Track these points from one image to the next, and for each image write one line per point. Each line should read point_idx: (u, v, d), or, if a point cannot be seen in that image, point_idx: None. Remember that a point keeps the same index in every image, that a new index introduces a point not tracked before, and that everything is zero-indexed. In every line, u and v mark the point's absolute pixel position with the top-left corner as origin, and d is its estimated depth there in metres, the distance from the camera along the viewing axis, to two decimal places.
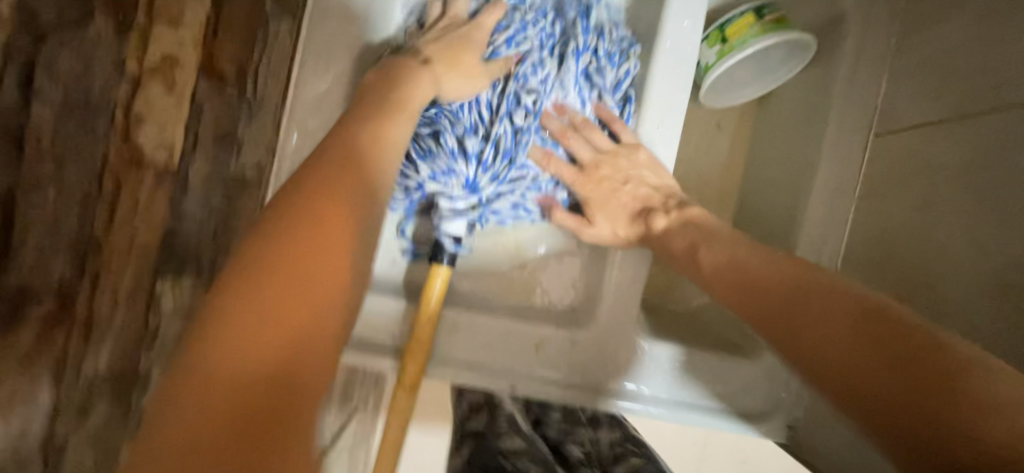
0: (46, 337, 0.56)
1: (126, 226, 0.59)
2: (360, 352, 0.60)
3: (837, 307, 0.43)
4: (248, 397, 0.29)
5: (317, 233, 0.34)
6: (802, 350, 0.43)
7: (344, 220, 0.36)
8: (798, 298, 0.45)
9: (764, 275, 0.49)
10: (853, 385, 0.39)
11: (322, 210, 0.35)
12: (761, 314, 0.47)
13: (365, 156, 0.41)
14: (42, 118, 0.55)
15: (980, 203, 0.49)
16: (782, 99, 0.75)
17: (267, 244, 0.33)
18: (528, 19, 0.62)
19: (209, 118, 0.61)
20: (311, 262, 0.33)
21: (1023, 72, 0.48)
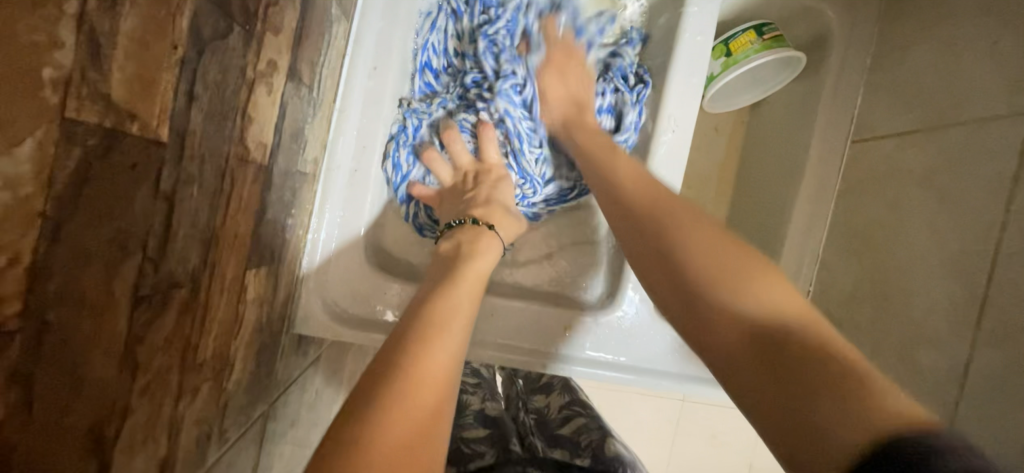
0: (174, 373, 0.36)
1: (235, 218, 0.40)
2: (381, 332, 0.64)
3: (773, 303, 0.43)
4: (414, 436, 0.40)
5: (431, 331, 0.47)
6: (695, 286, 0.47)
7: (452, 318, 0.50)
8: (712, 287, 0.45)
9: (694, 271, 0.47)
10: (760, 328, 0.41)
11: (434, 328, 0.48)
12: (642, 265, 0.53)
13: (466, 280, 0.54)
14: (192, 124, 0.31)
15: (941, 202, 0.59)
16: (772, 106, 0.85)
17: (398, 351, 0.45)
18: (541, 26, 0.72)
19: (289, 115, 0.47)
20: (427, 349, 0.46)
21: (975, 95, 0.58)
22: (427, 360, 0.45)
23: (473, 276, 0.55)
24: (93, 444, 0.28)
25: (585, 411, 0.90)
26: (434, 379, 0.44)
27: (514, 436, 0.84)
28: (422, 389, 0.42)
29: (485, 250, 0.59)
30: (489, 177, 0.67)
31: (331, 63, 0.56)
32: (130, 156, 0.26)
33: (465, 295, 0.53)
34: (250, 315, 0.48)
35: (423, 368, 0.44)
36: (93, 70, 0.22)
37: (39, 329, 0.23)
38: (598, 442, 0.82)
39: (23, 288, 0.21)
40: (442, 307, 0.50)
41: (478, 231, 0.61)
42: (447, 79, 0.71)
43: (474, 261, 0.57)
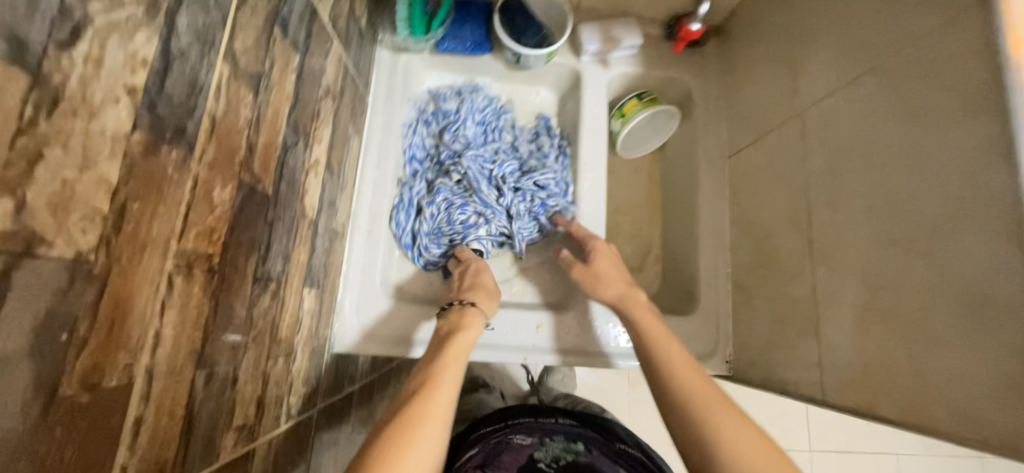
0: (265, 339, 0.59)
1: (298, 250, 0.66)
2: (400, 345, 0.88)
3: (727, 436, 0.60)
4: None
5: (424, 408, 0.59)
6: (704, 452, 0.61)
7: (439, 398, 0.62)
8: (721, 449, 0.59)
9: (691, 409, 0.64)
10: None
11: (425, 407, 0.60)
12: (726, 445, 0.59)
13: (450, 362, 0.68)
14: (280, 187, 0.59)
15: (779, 182, 0.82)
16: (672, 145, 1.14)
17: (395, 428, 0.56)
18: (482, 116, 1.03)
19: (326, 192, 0.76)
20: (422, 425, 0.57)
21: (777, 110, 0.85)
22: (421, 436, 0.56)
23: (455, 358, 0.69)
24: (231, 357, 0.51)
25: (589, 399, 1.07)
26: (425, 451, 0.55)
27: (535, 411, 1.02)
28: (415, 461, 0.53)
29: (443, 388, 0.63)
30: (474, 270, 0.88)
31: (350, 162, 0.87)
32: (256, 200, 0.53)
33: (428, 434, 0.57)
34: (305, 323, 0.72)
35: (417, 444, 0.55)
36: (248, 158, 0.51)
37: (222, 275, 0.48)
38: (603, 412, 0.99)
39: (220, 251, 0.47)
40: (429, 388, 0.63)
41: (435, 377, 0.65)
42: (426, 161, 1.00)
43: (454, 347, 0.71)
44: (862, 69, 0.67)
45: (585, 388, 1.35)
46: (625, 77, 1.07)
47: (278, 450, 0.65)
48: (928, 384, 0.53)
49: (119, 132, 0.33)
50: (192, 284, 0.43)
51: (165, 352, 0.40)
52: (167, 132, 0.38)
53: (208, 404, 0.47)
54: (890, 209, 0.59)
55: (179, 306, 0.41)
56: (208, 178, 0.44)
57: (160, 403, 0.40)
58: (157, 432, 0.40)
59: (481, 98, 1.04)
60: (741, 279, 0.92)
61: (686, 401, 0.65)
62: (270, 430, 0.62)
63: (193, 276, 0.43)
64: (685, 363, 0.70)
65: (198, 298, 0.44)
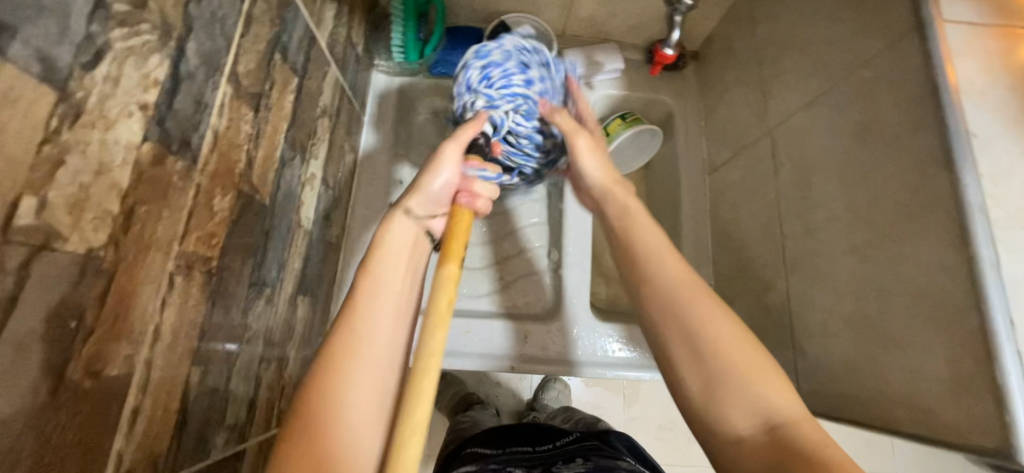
0: (258, 345, 0.61)
1: (292, 260, 0.70)
2: None
3: (719, 341, 0.55)
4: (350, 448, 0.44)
5: (356, 333, 0.49)
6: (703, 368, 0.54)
7: (372, 318, 0.50)
8: (714, 372, 0.54)
9: (687, 325, 0.57)
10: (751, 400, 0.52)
11: (355, 334, 0.49)
12: (717, 354, 0.54)
13: (382, 275, 0.54)
14: (276, 199, 0.63)
15: (754, 196, 0.86)
16: (656, 163, 1.18)
17: (328, 359, 0.48)
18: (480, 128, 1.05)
19: (322, 205, 0.80)
20: (356, 355, 0.48)
21: (750, 128, 0.90)
22: (359, 366, 0.48)
23: (388, 259, 0.55)
24: (225, 357, 0.54)
25: (580, 412, 1.07)
26: (372, 381, 0.48)
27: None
28: (359, 402, 0.46)
29: (374, 330, 0.50)
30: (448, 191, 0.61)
31: (346, 177, 0.92)
32: (253, 210, 0.57)
33: (361, 385, 0.47)
34: (298, 329, 0.74)
35: (357, 378, 0.47)
36: (247, 171, 0.55)
37: (219, 278, 0.51)
38: (592, 421, 1.00)
39: (218, 256, 0.50)
40: (356, 315, 0.50)
41: (354, 317, 0.50)
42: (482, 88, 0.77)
43: (393, 253, 0.56)
44: (821, 89, 0.72)
45: (582, 403, 1.35)
46: (609, 99, 1.13)
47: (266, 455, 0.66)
48: (891, 382, 0.56)
49: (132, 144, 0.37)
50: (191, 284, 0.46)
51: (164, 346, 0.43)
52: (173, 144, 0.42)
53: (201, 401, 0.50)
54: (851, 217, 0.63)
55: (178, 304, 0.44)
56: (209, 187, 0.48)
57: (157, 395, 0.43)
58: (153, 423, 0.42)
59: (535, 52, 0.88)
60: (723, 290, 0.95)
61: (672, 329, 0.57)
62: (259, 434, 0.64)
63: (193, 277, 0.46)
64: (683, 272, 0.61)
65: (197, 298, 0.47)
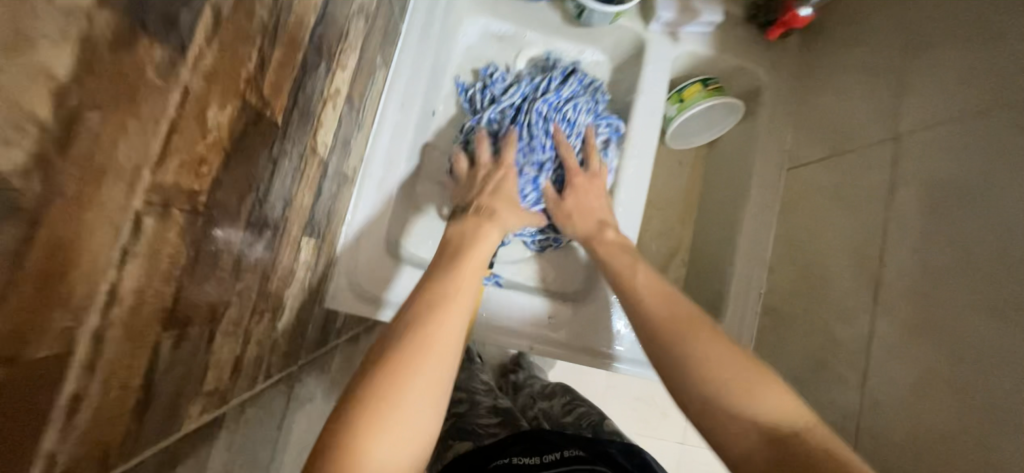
0: (251, 295, 0.50)
1: (301, 194, 0.56)
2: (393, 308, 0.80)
3: (695, 353, 0.57)
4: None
5: (423, 342, 0.51)
6: (668, 368, 0.58)
7: (441, 334, 0.52)
8: (705, 384, 0.54)
9: (658, 334, 0.61)
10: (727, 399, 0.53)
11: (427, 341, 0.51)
12: (679, 365, 0.57)
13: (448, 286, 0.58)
14: (289, 116, 0.48)
15: (846, 209, 0.74)
16: (723, 142, 1.03)
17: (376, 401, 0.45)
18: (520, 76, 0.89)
19: (342, 130, 0.65)
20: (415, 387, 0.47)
21: (864, 126, 0.74)
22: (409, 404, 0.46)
23: (470, 271, 0.62)
24: (208, 316, 0.42)
25: (584, 401, 1.01)
26: (411, 444, 0.45)
27: (522, 418, 0.94)
28: (399, 446, 0.44)
29: (442, 331, 0.52)
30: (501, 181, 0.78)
31: (373, 96, 0.75)
32: (260, 128, 0.43)
33: (397, 435, 0.44)
34: (299, 275, 0.63)
35: (402, 429, 0.45)
36: (258, 74, 0.40)
37: (207, 218, 0.38)
38: (597, 421, 0.93)
39: (208, 188, 0.37)
40: (421, 316, 0.53)
41: (440, 310, 0.54)
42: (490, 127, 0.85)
43: (457, 276, 0.60)
44: (997, 101, 0.56)
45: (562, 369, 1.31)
46: (692, 57, 0.94)
47: (249, 413, 0.58)
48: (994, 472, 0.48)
49: (76, 6, 0.22)
50: (167, 228, 0.33)
51: (121, 312, 0.31)
52: (151, 18, 0.27)
53: (172, 371, 0.39)
54: (999, 272, 0.52)
55: (146, 255, 0.32)
56: (203, 93, 0.33)
57: (109, 374, 0.31)
58: (102, 408, 0.31)
59: (557, 74, 0.88)
60: (773, 304, 0.85)
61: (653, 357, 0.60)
62: (244, 393, 0.55)
63: (169, 217, 0.33)
64: (662, 293, 0.66)
65: (175, 245, 0.35)
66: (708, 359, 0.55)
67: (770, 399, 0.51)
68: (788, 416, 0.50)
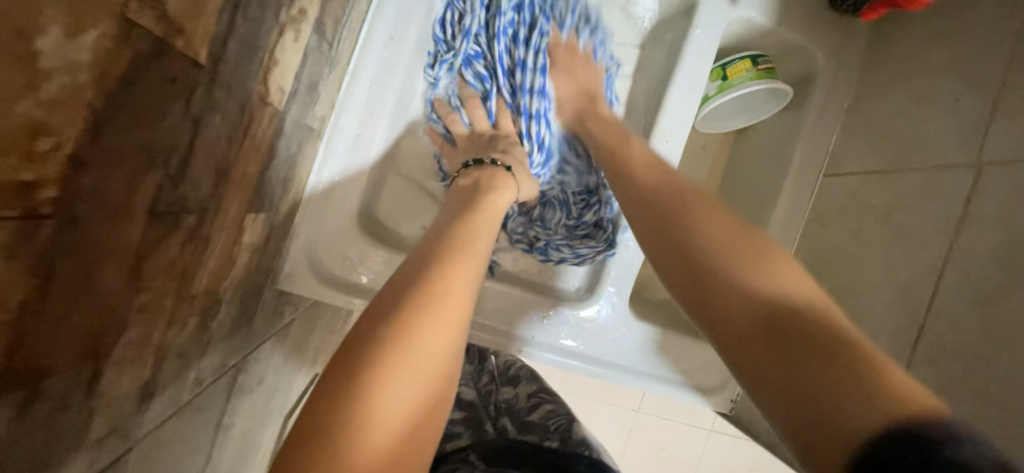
0: (164, 304, 0.36)
1: (245, 162, 0.41)
2: (354, 292, 0.65)
3: (781, 294, 0.39)
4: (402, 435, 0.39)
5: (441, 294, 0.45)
6: (698, 279, 0.43)
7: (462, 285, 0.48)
8: (718, 276, 0.42)
9: (700, 239, 0.45)
10: (753, 313, 0.38)
11: (447, 292, 0.46)
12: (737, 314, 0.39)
13: (469, 227, 0.54)
14: (226, 51, 0.32)
15: (897, 237, 0.65)
16: (757, 132, 0.91)
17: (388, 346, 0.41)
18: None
19: (309, 68, 0.48)
20: (429, 340, 0.42)
21: (936, 144, 0.64)
22: (423, 361, 0.41)
23: (492, 209, 0.57)
24: (87, 352, 0.28)
25: (553, 397, 0.91)
26: (424, 406, 0.41)
27: (488, 422, 0.87)
28: (410, 404, 0.40)
29: (462, 277, 0.48)
30: (507, 141, 0.68)
31: (353, 22, 0.57)
32: (171, 72, 0.27)
33: (409, 389, 0.40)
34: (242, 260, 0.48)
35: (415, 386, 0.40)
36: None
37: (64, 222, 0.23)
38: (567, 426, 0.84)
39: (64, 175, 0.22)
40: (444, 259, 0.49)
41: (464, 253, 0.50)
42: (480, 69, 0.69)
43: (482, 218, 0.56)
44: None
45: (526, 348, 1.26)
46: (747, 25, 0.79)
47: (173, 431, 0.46)
48: None
49: None
50: None
51: None
52: None
53: (22, 440, 0.26)
54: None
55: None
56: (23, 3, 0.17)
57: None
58: None
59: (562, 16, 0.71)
60: None
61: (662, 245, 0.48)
62: (162, 417, 0.42)
63: None
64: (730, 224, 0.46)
65: None
66: (720, 243, 0.44)
67: (789, 273, 0.41)
68: (824, 317, 0.36)
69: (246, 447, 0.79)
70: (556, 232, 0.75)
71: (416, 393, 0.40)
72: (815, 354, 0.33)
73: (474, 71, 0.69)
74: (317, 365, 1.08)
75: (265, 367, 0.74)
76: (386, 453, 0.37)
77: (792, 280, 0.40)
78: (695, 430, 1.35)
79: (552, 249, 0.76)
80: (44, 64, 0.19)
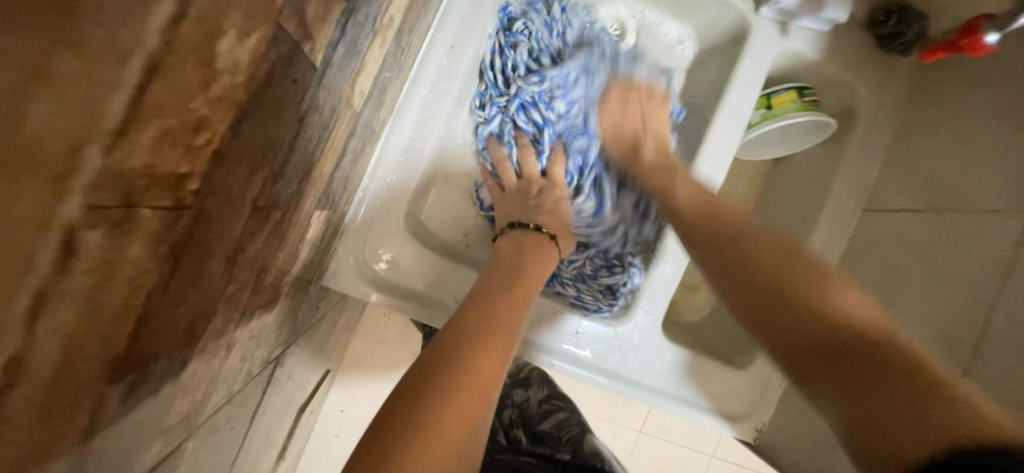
0: (242, 297, 0.36)
1: (321, 163, 0.41)
2: (393, 295, 0.65)
3: (848, 312, 0.46)
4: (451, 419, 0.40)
5: (497, 311, 0.51)
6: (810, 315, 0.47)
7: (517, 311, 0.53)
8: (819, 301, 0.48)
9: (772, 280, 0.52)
10: (829, 349, 0.44)
11: (501, 312, 0.51)
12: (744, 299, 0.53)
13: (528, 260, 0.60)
14: (332, 56, 0.32)
15: (940, 277, 0.65)
16: (792, 162, 0.92)
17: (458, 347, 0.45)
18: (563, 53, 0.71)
19: (383, 72, 0.48)
20: (483, 346, 0.46)
21: (984, 189, 0.64)
22: (477, 361, 0.44)
23: (546, 246, 0.63)
24: (183, 340, 0.29)
25: (565, 404, 0.89)
26: (476, 398, 0.42)
27: (500, 429, 0.85)
28: (461, 393, 0.41)
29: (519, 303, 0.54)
30: (553, 193, 0.68)
31: (421, 30, 0.58)
32: (295, 73, 0.27)
33: (462, 377, 0.42)
34: (303, 255, 0.49)
35: (468, 378, 0.43)
36: None
37: (197, 213, 0.23)
38: (578, 437, 0.80)
39: (206, 169, 0.22)
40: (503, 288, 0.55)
41: (526, 285, 0.56)
42: (535, 115, 0.69)
43: (537, 257, 0.61)
44: None
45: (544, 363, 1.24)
46: (794, 57, 0.80)
47: (222, 420, 0.46)
48: None
49: None
50: (125, 243, 0.19)
51: (28, 391, 0.17)
52: None
53: (124, 424, 0.26)
54: None
55: (80, 294, 0.18)
56: (213, 5, 0.18)
57: None
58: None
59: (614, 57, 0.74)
60: None
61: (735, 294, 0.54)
62: (220, 404, 0.43)
63: (132, 223, 0.19)
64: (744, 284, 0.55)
65: (141, 262, 0.21)
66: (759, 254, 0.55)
67: (850, 299, 0.48)
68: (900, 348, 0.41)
69: (268, 439, 0.79)
70: (564, 269, 0.75)
71: (468, 380, 0.43)
72: (908, 406, 0.36)
73: (528, 116, 0.70)
74: (332, 360, 1.08)
75: (295, 360, 0.75)
76: (440, 423, 0.39)
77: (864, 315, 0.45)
78: (699, 456, 1.34)
79: (557, 281, 0.74)
80: (218, 64, 0.19)
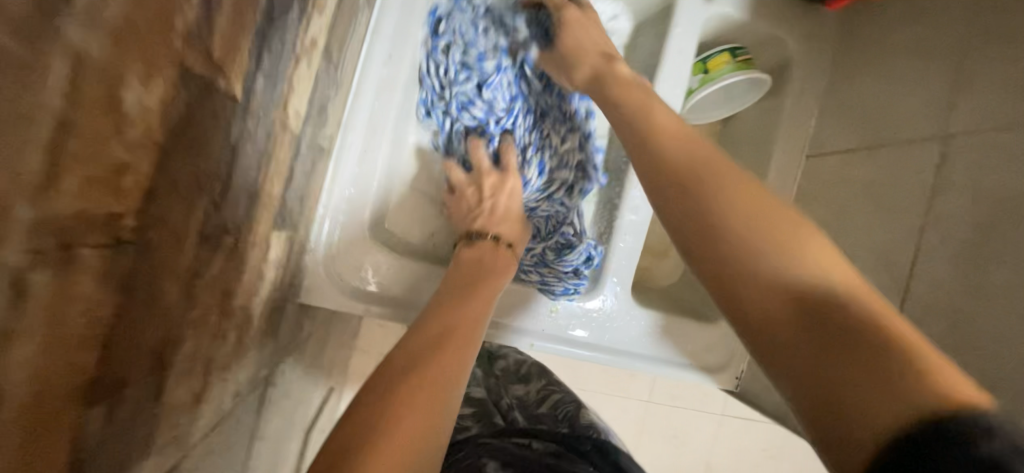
0: (211, 319, 0.39)
1: (268, 186, 0.44)
2: (369, 301, 0.68)
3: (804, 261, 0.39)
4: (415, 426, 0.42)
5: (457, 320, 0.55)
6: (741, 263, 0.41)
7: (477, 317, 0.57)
8: (748, 260, 0.40)
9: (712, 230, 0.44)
10: (769, 334, 0.38)
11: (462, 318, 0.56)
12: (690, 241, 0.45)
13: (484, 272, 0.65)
14: (254, 86, 0.35)
15: (878, 209, 0.70)
16: (739, 121, 0.95)
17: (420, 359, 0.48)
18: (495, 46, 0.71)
19: (317, 91, 0.51)
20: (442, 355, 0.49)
21: (908, 121, 0.68)
22: (439, 369, 0.47)
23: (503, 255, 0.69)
24: (156, 363, 0.32)
25: (561, 388, 0.93)
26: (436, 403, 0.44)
27: (498, 415, 0.87)
28: (421, 399, 0.44)
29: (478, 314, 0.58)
30: (503, 188, 0.72)
31: (352, 46, 0.60)
32: (215, 108, 0.30)
33: (423, 385, 0.45)
34: (269, 276, 0.52)
35: (427, 385, 0.45)
36: (205, 29, 0.27)
37: (141, 245, 0.26)
38: (574, 413, 0.85)
39: (141, 205, 0.25)
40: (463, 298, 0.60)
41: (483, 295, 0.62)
42: (476, 112, 0.71)
43: (494, 266, 0.66)
44: None
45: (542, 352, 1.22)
46: (724, 19, 0.83)
47: (219, 439, 0.49)
48: None
49: None
50: (74, 278, 0.22)
51: (8, 415, 0.20)
52: None
53: (114, 443, 0.29)
54: None
55: (40, 327, 0.20)
56: (114, 62, 0.21)
57: None
58: None
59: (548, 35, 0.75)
60: None
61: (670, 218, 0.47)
62: (211, 424, 0.45)
63: (75, 262, 0.22)
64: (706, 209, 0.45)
65: (93, 294, 0.23)
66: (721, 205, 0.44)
67: (795, 257, 0.40)
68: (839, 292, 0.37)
69: (278, 457, 0.82)
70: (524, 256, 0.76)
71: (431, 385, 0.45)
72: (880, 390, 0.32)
73: (469, 115, 0.71)
74: (331, 376, 1.10)
75: (289, 378, 0.77)
76: (405, 429, 0.41)
77: (846, 269, 0.39)
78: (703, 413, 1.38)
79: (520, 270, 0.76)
80: (128, 112, 0.22)
